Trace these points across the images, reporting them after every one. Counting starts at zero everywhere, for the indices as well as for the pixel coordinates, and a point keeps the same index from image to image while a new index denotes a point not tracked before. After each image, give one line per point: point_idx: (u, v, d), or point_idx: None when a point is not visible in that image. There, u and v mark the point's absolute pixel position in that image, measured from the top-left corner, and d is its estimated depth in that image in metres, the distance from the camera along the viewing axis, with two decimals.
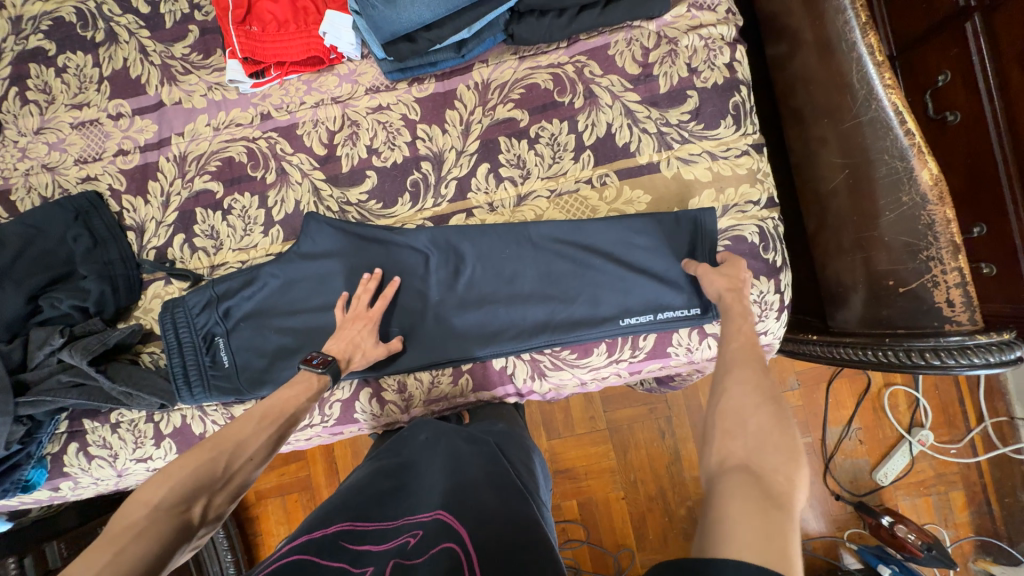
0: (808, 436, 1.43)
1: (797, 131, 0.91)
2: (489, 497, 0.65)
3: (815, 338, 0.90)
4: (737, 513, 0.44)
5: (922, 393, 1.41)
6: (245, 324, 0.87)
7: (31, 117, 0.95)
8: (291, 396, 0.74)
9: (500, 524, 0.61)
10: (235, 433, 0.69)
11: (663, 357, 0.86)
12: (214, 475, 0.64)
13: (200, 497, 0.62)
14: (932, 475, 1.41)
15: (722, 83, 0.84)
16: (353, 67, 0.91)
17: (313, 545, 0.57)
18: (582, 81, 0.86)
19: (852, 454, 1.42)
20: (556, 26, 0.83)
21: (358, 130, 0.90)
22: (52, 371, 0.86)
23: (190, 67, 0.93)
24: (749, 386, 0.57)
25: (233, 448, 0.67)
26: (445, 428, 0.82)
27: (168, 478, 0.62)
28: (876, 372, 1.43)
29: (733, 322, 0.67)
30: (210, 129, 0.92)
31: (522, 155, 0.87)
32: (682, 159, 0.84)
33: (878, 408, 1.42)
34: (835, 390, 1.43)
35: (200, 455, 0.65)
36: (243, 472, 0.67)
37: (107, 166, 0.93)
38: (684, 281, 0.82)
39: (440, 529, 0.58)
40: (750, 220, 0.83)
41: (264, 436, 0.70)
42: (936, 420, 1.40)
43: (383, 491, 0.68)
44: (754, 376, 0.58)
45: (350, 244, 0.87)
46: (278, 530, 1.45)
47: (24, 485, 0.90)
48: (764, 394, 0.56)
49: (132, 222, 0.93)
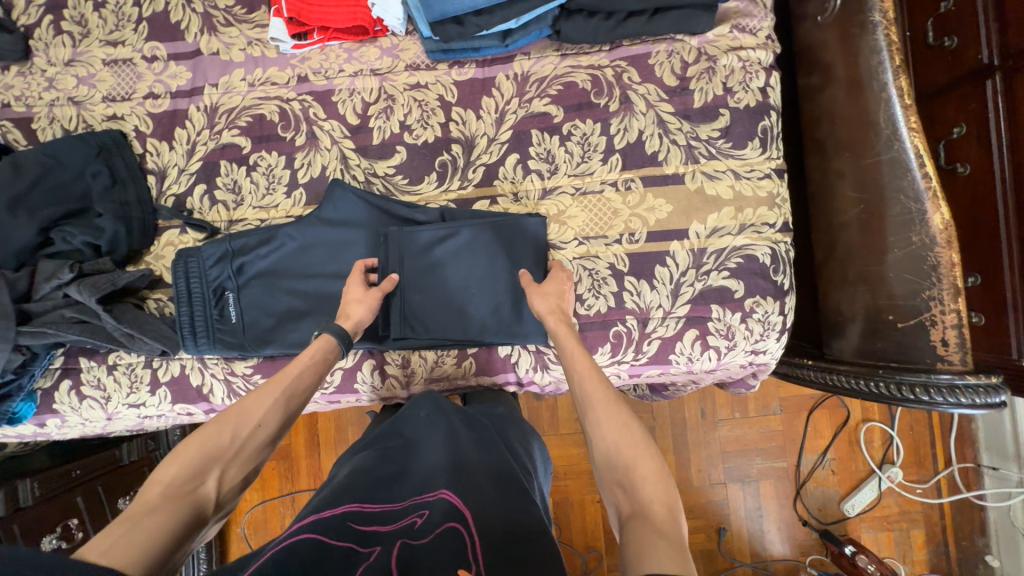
0: (784, 461, 1.47)
1: (816, 162, 0.93)
2: (491, 476, 0.68)
3: (810, 363, 0.93)
4: (645, 558, 0.50)
5: (897, 431, 1.46)
6: (257, 282, 0.88)
7: (63, 48, 0.93)
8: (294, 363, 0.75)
9: (502, 504, 0.63)
10: (240, 405, 0.69)
11: (664, 364, 0.88)
12: (223, 445, 0.65)
13: (212, 470, 0.63)
14: (896, 511, 1.46)
15: (754, 106, 0.86)
16: (396, 42, 0.91)
17: (322, 525, 0.58)
18: (620, 86, 0.87)
19: (823, 483, 1.47)
20: (602, 29, 0.84)
21: (393, 104, 0.90)
22: (57, 306, 0.83)
23: (232, 20, 0.92)
24: (607, 423, 0.66)
25: (238, 424, 0.67)
26: (445, 405, 0.83)
27: (180, 454, 0.63)
28: (855, 407, 1.48)
29: (571, 353, 0.75)
30: (245, 85, 0.92)
31: (552, 150, 0.88)
32: (707, 175, 0.86)
33: (853, 442, 1.47)
34: (815, 419, 1.47)
35: (207, 429, 0.66)
36: (252, 446, 0.68)
37: (135, 107, 0.92)
38: (496, 296, 0.86)
39: (444, 511, 0.60)
40: (764, 242, 0.86)
41: (269, 401, 0.70)
42: (906, 459, 1.45)
43: (385, 472, 0.69)
44: (609, 408, 0.68)
45: (369, 217, 0.87)
46: (251, 496, 1.46)
47: (9, 416, 0.89)
48: (620, 423, 0.66)
49: (154, 166, 0.92)
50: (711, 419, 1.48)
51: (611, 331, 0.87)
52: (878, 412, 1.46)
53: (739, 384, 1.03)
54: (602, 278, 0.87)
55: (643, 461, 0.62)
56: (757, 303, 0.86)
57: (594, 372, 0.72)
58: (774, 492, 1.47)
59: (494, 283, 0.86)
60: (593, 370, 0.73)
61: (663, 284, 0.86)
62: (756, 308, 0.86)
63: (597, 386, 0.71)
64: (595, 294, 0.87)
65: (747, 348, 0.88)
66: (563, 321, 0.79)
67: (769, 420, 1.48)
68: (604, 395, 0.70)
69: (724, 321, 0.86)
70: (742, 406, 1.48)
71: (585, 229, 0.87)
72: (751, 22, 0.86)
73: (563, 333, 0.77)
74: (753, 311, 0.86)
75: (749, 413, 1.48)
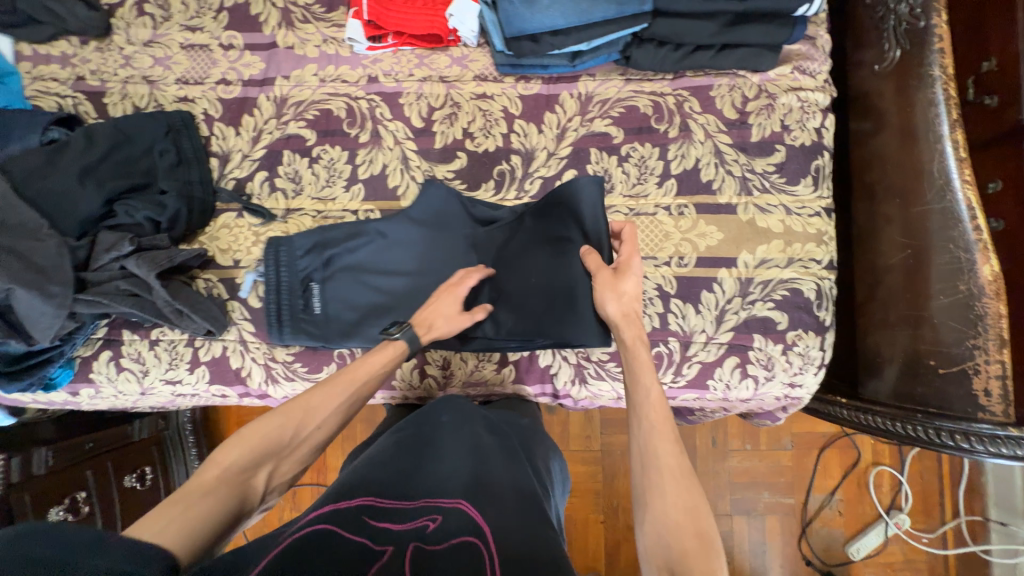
0: (792, 497, 1.47)
1: (864, 205, 0.96)
2: (513, 488, 0.66)
3: (844, 402, 0.95)
4: None
5: (906, 477, 1.45)
6: (343, 275, 0.89)
7: (144, 28, 0.96)
8: (365, 364, 0.73)
9: (520, 518, 0.62)
10: (306, 401, 0.68)
11: (701, 389, 0.89)
12: (282, 442, 0.65)
13: (265, 463, 0.63)
14: (901, 559, 1.45)
15: (809, 145, 0.89)
16: (467, 52, 0.94)
17: (336, 517, 0.58)
18: (680, 114, 0.90)
19: (829, 523, 1.46)
20: (670, 58, 0.88)
21: (458, 111, 0.93)
22: (113, 277, 0.83)
23: (311, 17, 0.95)
24: (672, 500, 0.57)
25: (298, 422, 0.66)
26: (471, 411, 0.80)
27: (240, 441, 0.63)
28: (866, 448, 1.48)
29: (644, 394, 0.66)
30: (316, 80, 0.94)
31: (609, 169, 0.90)
32: (759, 207, 0.88)
33: (862, 484, 1.47)
34: (825, 458, 1.47)
35: (271, 420, 0.65)
36: (307, 446, 0.67)
37: (207, 91, 0.95)
38: (549, 286, 0.81)
39: (460, 520, 0.60)
40: (811, 277, 0.87)
41: (334, 404, 0.69)
42: (914, 507, 1.45)
43: (403, 463, 0.68)
44: (678, 479, 0.58)
45: (448, 221, 0.89)
46: None
47: (47, 382, 0.90)
48: (686, 504, 0.56)
49: (219, 149, 0.94)
50: (722, 448, 1.48)
51: (653, 352, 0.88)
52: (888, 456, 1.46)
53: (764, 415, 1.04)
54: (649, 297, 0.88)
55: (698, 559, 0.52)
56: (799, 336, 0.87)
57: (671, 434, 0.62)
58: (779, 528, 1.46)
59: (547, 273, 0.81)
60: (666, 426, 0.63)
61: (708, 309, 0.87)
62: (798, 341, 0.87)
63: (669, 450, 0.61)
64: (640, 313, 0.88)
65: (785, 380, 0.88)
66: (645, 355, 0.70)
67: (779, 455, 1.48)
68: (674, 463, 0.59)
69: (765, 351, 0.87)
70: (754, 438, 1.48)
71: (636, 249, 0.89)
72: (812, 65, 0.89)
73: (643, 372, 0.68)
74: (794, 344, 0.87)
75: (760, 446, 1.48)
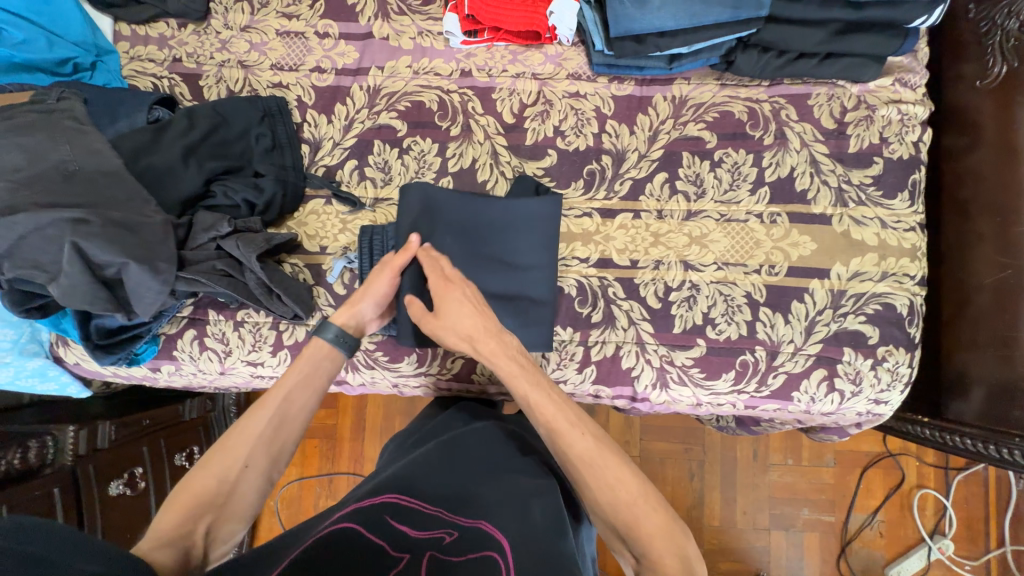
0: (831, 515, 1.44)
1: (954, 222, 0.94)
2: (537, 505, 0.64)
3: (925, 421, 0.96)
4: None
5: (951, 502, 1.43)
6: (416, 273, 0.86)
7: (241, 14, 0.98)
8: (276, 392, 0.72)
9: (540, 537, 0.59)
10: (225, 443, 0.67)
11: (784, 400, 0.88)
12: (218, 489, 0.64)
13: (206, 514, 0.63)
14: None
15: (907, 158, 0.87)
16: (561, 50, 0.94)
17: (360, 516, 0.59)
18: (776, 122, 0.89)
19: (870, 544, 1.43)
20: (771, 65, 0.87)
21: (550, 109, 0.93)
22: (209, 256, 0.84)
23: (406, 9, 0.96)
24: (599, 481, 0.65)
25: (228, 464, 0.66)
26: (495, 434, 0.78)
27: (178, 499, 0.63)
28: (910, 471, 1.45)
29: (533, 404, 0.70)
30: (410, 72, 0.95)
31: (701, 174, 0.89)
32: (855, 220, 0.87)
33: (905, 506, 1.44)
34: (868, 477, 1.45)
35: (204, 471, 0.65)
36: (247, 484, 0.66)
37: (301, 78, 0.96)
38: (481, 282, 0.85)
39: (478, 534, 0.58)
40: (904, 293, 0.86)
41: (256, 437, 0.68)
42: (958, 532, 1.42)
43: (430, 457, 0.69)
44: (599, 459, 0.66)
45: (489, 225, 0.85)
46: (289, 470, 1.45)
47: (132, 356, 0.91)
48: (614, 476, 0.64)
49: (310, 136, 0.95)
50: (763, 461, 1.46)
51: (738, 359, 0.87)
52: (933, 480, 1.44)
53: (831, 430, 1.02)
54: (736, 305, 0.87)
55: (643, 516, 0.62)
56: (889, 352, 0.86)
57: (569, 422, 0.68)
58: (817, 546, 1.44)
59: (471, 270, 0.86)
60: (567, 421, 0.68)
61: (797, 320, 0.86)
62: (887, 357, 0.86)
63: (575, 438, 0.67)
64: (727, 320, 0.87)
65: (870, 396, 0.87)
66: (512, 365, 0.74)
67: (822, 471, 1.46)
68: (588, 446, 0.67)
69: (854, 365, 0.86)
70: (797, 453, 1.46)
71: (725, 255, 0.88)
72: (913, 78, 0.88)
73: (518, 379, 0.73)
74: (883, 360, 0.86)
75: (802, 461, 1.46)
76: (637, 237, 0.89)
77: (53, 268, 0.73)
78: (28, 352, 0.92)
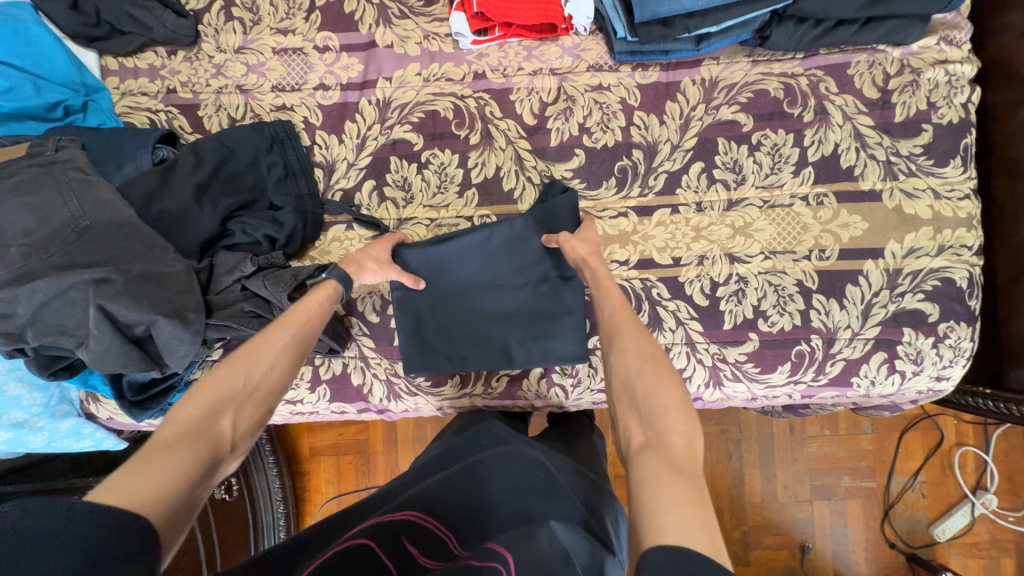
0: (873, 481, 1.37)
1: (1006, 183, 0.89)
2: (547, 528, 0.53)
3: (987, 392, 0.92)
4: (659, 493, 0.42)
5: (992, 457, 1.35)
6: (439, 312, 0.84)
7: (234, 35, 0.92)
8: (299, 309, 0.67)
9: (542, 561, 0.49)
10: (247, 346, 0.59)
11: (843, 387, 0.84)
12: (236, 387, 0.55)
13: (226, 409, 0.53)
14: (987, 539, 1.35)
15: (957, 122, 0.82)
16: (578, 41, 0.89)
17: (380, 533, 0.56)
18: (815, 96, 0.84)
19: (913, 506, 1.37)
20: (807, 36, 0.82)
21: (573, 105, 0.87)
22: (236, 299, 0.79)
23: (409, 12, 0.91)
24: (630, 355, 0.55)
25: (247, 364, 0.57)
26: (515, 452, 0.68)
27: (196, 393, 0.53)
28: (949, 429, 1.37)
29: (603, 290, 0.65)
30: (420, 80, 0.90)
31: (739, 160, 0.85)
32: (906, 193, 0.82)
33: (946, 466, 1.37)
34: (907, 440, 1.38)
35: (221, 368, 0.56)
36: (268, 386, 0.58)
37: (306, 98, 0.91)
38: (501, 314, 0.83)
39: (483, 550, 0.52)
40: (962, 265, 0.82)
41: (277, 345, 0.61)
42: (1001, 486, 1.35)
43: (452, 475, 0.64)
44: (637, 339, 0.56)
45: (497, 252, 0.82)
46: (326, 489, 1.39)
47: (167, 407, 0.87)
48: (645, 353, 0.54)
49: (322, 159, 0.90)
50: (801, 434, 1.39)
51: (794, 350, 0.83)
52: (973, 436, 1.36)
53: (883, 407, 0.98)
54: (788, 294, 0.83)
55: (665, 389, 0.51)
56: (950, 328, 0.82)
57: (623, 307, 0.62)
58: (861, 513, 1.37)
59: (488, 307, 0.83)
60: (623, 305, 0.62)
61: (853, 304, 0.82)
62: (949, 333, 0.82)
63: (626, 317, 0.60)
64: (780, 311, 0.83)
65: (932, 374, 0.83)
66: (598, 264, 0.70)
67: (860, 439, 1.38)
68: (635, 326, 0.59)
69: (915, 345, 0.82)
70: (834, 423, 1.39)
71: (771, 244, 0.84)
72: (958, 34, 0.83)
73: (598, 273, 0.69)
74: (944, 337, 0.82)
75: (840, 431, 1.38)
76: (678, 233, 0.85)
77: (80, 332, 0.70)
78: (60, 414, 0.89)
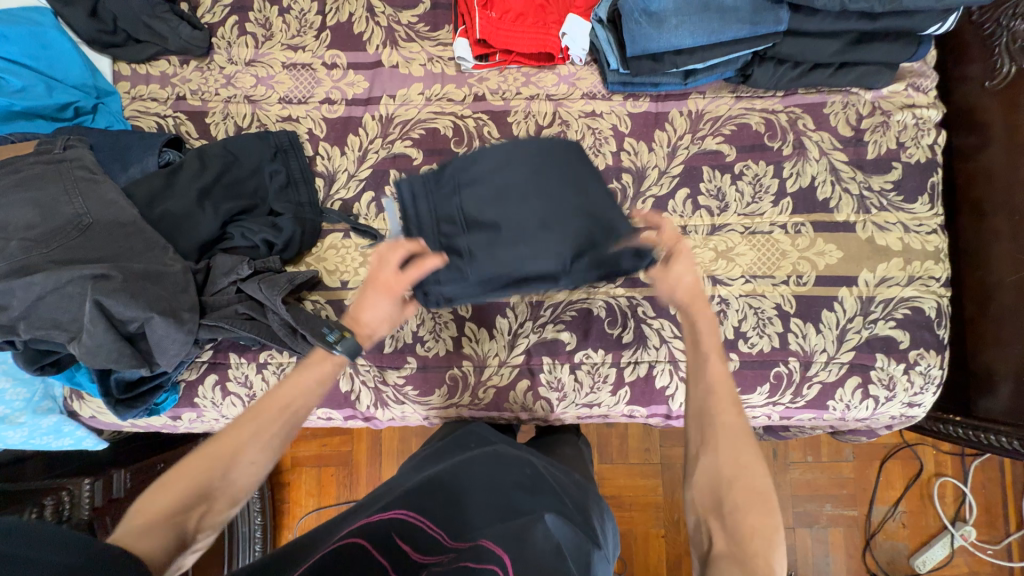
0: (854, 509, 1.39)
1: (971, 220, 0.94)
2: (541, 525, 0.55)
3: (959, 420, 0.95)
4: None
5: (969, 488, 1.38)
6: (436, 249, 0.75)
7: (245, 48, 0.97)
8: (293, 386, 0.63)
9: (541, 558, 0.52)
10: (233, 432, 0.58)
11: (820, 409, 0.87)
12: (213, 479, 0.56)
13: (202, 500, 0.55)
14: (965, 572, 1.36)
15: (924, 161, 0.88)
16: (574, 70, 0.94)
17: (371, 531, 0.56)
18: (794, 132, 0.89)
19: (893, 535, 1.38)
20: (787, 76, 0.88)
21: (567, 129, 0.92)
22: (230, 300, 0.80)
23: (415, 35, 0.96)
24: (725, 458, 0.56)
25: (228, 455, 0.57)
26: (505, 453, 0.70)
27: (175, 475, 0.55)
28: (929, 459, 1.39)
29: (702, 358, 0.61)
30: (422, 99, 0.94)
31: (722, 188, 0.89)
32: (878, 225, 0.87)
33: (925, 495, 1.39)
34: (887, 469, 1.40)
35: (199, 457, 0.56)
36: (245, 477, 0.58)
37: (311, 111, 0.94)
38: None
39: (479, 549, 0.53)
40: (931, 296, 0.86)
41: (265, 434, 0.59)
42: (978, 518, 1.37)
43: (443, 474, 0.65)
44: (735, 443, 0.56)
45: None
46: (305, 501, 1.36)
47: (153, 407, 0.87)
48: (740, 462, 0.55)
49: (324, 169, 0.93)
50: (783, 459, 1.41)
51: (772, 372, 0.86)
52: (951, 466, 1.39)
53: (860, 432, 1.01)
54: (767, 317, 0.86)
55: (757, 513, 0.52)
56: (921, 355, 0.86)
57: (731, 396, 0.58)
58: (842, 542, 1.38)
59: None
60: (727, 388, 0.59)
61: (829, 328, 0.86)
62: (920, 360, 0.85)
63: (728, 409, 0.58)
64: (759, 333, 0.86)
65: (904, 400, 0.86)
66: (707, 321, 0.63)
67: (841, 466, 1.40)
68: (734, 420, 0.57)
69: (887, 371, 0.85)
70: (816, 449, 1.40)
71: (751, 268, 0.88)
72: (924, 82, 0.90)
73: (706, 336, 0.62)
74: (915, 363, 0.85)
75: (821, 458, 1.40)
76: None
77: (73, 326, 0.71)
78: (42, 410, 0.88)
